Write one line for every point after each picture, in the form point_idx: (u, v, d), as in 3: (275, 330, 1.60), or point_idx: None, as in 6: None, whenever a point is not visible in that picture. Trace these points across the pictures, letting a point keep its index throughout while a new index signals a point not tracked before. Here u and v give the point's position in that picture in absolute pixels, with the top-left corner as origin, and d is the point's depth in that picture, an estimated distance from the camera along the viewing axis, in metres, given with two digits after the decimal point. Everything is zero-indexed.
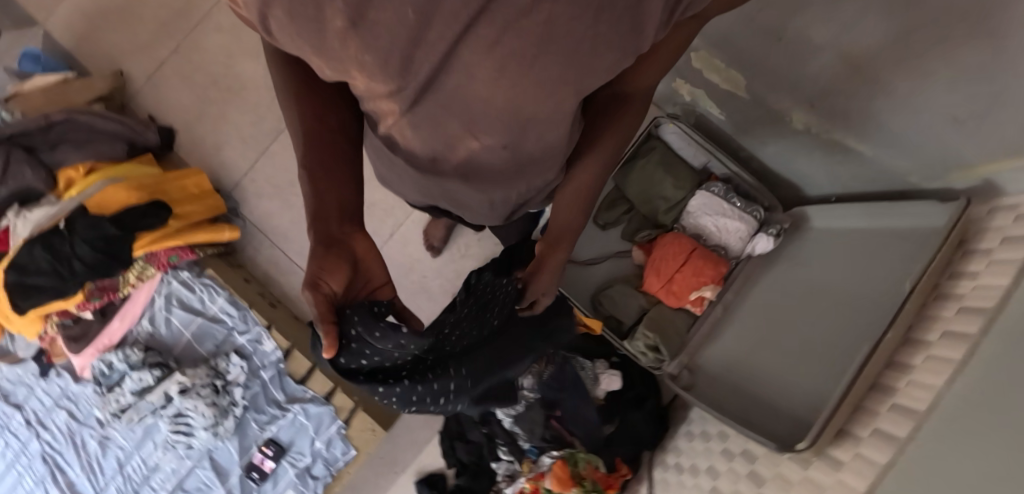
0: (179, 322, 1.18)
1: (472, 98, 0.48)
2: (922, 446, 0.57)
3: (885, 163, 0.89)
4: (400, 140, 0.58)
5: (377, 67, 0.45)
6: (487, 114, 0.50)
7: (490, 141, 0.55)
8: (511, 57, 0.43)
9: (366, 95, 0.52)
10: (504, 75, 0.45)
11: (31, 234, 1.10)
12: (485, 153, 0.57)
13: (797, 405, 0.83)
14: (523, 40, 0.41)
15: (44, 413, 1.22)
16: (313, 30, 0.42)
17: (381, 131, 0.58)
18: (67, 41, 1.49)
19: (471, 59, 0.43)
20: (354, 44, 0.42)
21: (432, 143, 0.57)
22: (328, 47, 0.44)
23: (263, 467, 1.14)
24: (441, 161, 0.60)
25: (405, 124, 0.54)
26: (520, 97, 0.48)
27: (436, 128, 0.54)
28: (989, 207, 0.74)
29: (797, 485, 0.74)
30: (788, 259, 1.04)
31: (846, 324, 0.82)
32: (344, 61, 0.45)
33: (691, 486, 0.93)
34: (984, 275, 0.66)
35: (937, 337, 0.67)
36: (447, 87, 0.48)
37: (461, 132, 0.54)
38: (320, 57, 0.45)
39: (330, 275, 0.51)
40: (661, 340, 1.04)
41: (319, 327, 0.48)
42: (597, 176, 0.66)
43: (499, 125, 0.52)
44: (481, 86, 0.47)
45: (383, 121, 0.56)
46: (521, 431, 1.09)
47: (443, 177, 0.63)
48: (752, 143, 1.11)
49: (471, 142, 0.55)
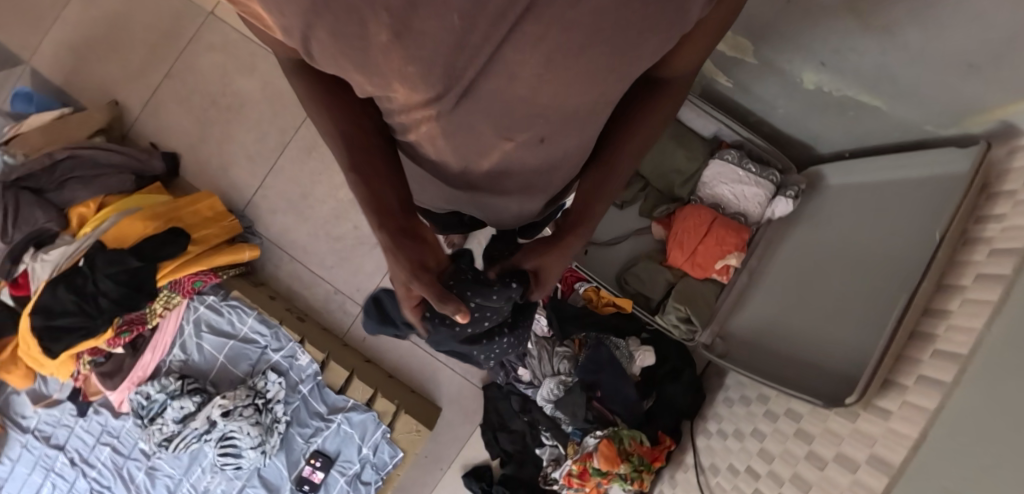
0: (211, 347, 1.19)
1: (512, 99, 0.43)
2: (968, 390, 0.58)
3: (897, 115, 0.90)
4: (430, 149, 0.53)
5: (417, 74, 0.39)
6: (526, 116, 0.45)
7: (527, 137, 0.49)
8: (556, 51, 0.38)
9: (397, 106, 0.47)
10: (550, 71, 0.40)
11: (52, 274, 1.12)
12: (520, 152, 0.51)
13: (839, 364, 0.84)
14: (573, 32, 0.37)
15: (87, 451, 1.22)
16: (348, 47, 0.37)
17: (408, 139, 0.53)
18: (58, 76, 1.47)
19: (513, 58, 0.39)
20: (396, 56, 0.38)
21: (463, 152, 0.52)
22: (370, 61, 0.38)
23: (313, 479, 1.15)
24: (472, 168, 0.55)
25: (438, 132, 0.48)
26: (564, 95, 0.43)
27: (468, 135, 0.49)
28: (1010, 148, 0.75)
29: (848, 438, 0.76)
30: (809, 219, 1.06)
31: (881, 281, 0.84)
32: (385, 75, 0.40)
33: (738, 450, 0.96)
34: (1012, 217, 0.68)
35: (971, 281, 0.68)
36: (484, 91, 0.42)
37: (495, 138, 0.49)
38: (362, 75, 0.40)
39: (429, 256, 0.58)
40: (692, 311, 1.08)
41: (443, 306, 0.57)
42: (628, 162, 0.61)
43: (540, 120, 0.47)
44: (521, 87, 0.42)
45: (413, 130, 0.50)
46: (564, 415, 1.10)
47: (479, 186, 0.60)
48: (761, 108, 1.12)
49: (505, 145, 0.50)
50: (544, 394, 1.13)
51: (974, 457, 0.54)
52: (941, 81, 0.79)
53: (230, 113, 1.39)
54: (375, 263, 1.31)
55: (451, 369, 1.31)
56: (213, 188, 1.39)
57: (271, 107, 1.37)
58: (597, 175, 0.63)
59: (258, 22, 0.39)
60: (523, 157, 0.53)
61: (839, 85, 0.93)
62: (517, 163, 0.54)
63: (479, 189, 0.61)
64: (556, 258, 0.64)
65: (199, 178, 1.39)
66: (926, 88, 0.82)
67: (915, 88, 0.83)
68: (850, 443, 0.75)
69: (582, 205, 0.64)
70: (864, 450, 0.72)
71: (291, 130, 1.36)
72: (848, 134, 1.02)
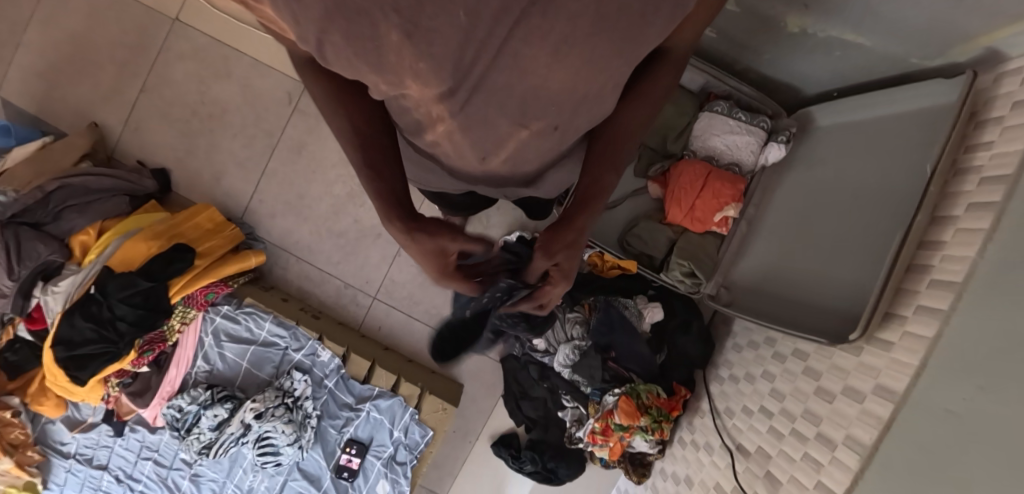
0: (233, 354, 1.23)
1: (525, 91, 0.43)
2: (966, 313, 0.61)
3: (882, 50, 0.90)
4: (449, 146, 0.54)
5: (430, 71, 0.39)
6: (539, 106, 0.45)
7: (542, 126, 0.49)
8: (564, 41, 0.37)
9: (411, 102, 0.47)
10: (559, 60, 0.39)
11: (66, 306, 1.14)
12: (535, 139, 0.51)
13: (841, 299, 0.87)
14: (580, 22, 0.36)
15: (131, 467, 1.26)
16: (362, 49, 0.38)
17: (427, 138, 0.54)
18: (30, 104, 1.42)
19: (524, 51, 0.38)
20: (408, 53, 0.37)
21: (479, 145, 0.52)
22: (382, 61, 0.39)
23: (351, 465, 1.21)
24: (490, 158, 0.55)
25: (454, 128, 0.49)
26: (574, 82, 0.43)
27: (484, 129, 0.48)
28: (996, 74, 0.76)
29: (853, 372, 0.80)
30: (802, 162, 1.08)
31: (878, 213, 0.85)
32: (397, 72, 0.40)
33: (751, 392, 1.02)
34: (1000, 144, 0.69)
35: (963, 210, 0.70)
36: (496, 85, 0.42)
37: (509, 127, 0.48)
38: (378, 75, 0.41)
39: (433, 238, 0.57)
40: (694, 265, 1.12)
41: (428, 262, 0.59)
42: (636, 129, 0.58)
43: (552, 109, 0.46)
44: (532, 77, 0.41)
45: (431, 129, 0.51)
46: (582, 378, 1.17)
47: (497, 173, 0.60)
48: (748, 55, 1.10)
49: (520, 133, 0.50)
50: (560, 360, 1.18)
51: (971, 375, 0.57)
52: (928, 11, 0.79)
53: (213, 122, 1.38)
54: (381, 253, 1.35)
55: (467, 347, 1.36)
56: (209, 200, 1.39)
57: (255, 110, 1.36)
58: (605, 148, 0.59)
59: (274, 27, 0.40)
60: (537, 144, 0.53)
61: (824, 26, 0.92)
62: (532, 150, 0.54)
63: (495, 177, 0.62)
64: (571, 242, 0.58)
65: (194, 191, 1.39)
66: (913, 19, 0.81)
67: (901, 21, 0.83)
68: (855, 375, 0.79)
69: (591, 180, 0.59)
70: (868, 381, 0.76)
71: (279, 132, 1.36)
72: (834, 74, 1.03)
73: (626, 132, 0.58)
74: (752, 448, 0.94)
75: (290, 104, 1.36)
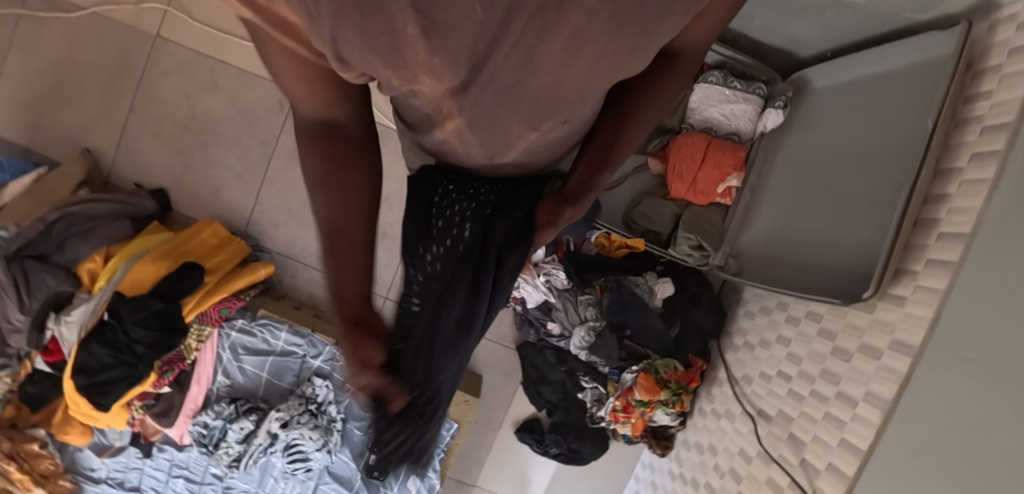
0: (253, 366, 1.24)
1: (536, 85, 0.42)
2: (977, 263, 0.62)
3: (877, 6, 0.90)
4: (458, 144, 0.54)
5: (444, 65, 0.37)
6: (552, 96, 0.44)
7: (554, 116, 0.48)
8: (578, 35, 0.36)
9: (421, 99, 0.46)
10: (573, 54, 0.38)
11: (80, 335, 1.14)
12: (547, 131, 0.50)
13: (853, 263, 0.86)
14: (595, 19, 0.35)
15: (162, 486, 1.28)
16: (374, 50, 0.36)
17: (436, 136, 0.53)
18: (19, 134, 1.39)
19: (538, 46, 0.37)
20: (423, 49, 0.36)
21: (488, 144, 0.51)
22: (398, 57, 0.37)
23: None
24: (499, 157, 0.54)
25: (464, 126, 0.48)
26: (588, 73, 0.41)
27: (497, 125, 0.48)
28: (989, 22, 0.76)
29: (868, 329, 0.80)
30: (801, 124, 1.09)
31: (885, 170, 0.85)
32: (412, 68, 0.38)
33: (766, 357, 1.04)
34: (999, 92, 0.69)
35: (966, 162, 0.70)
36: (508, 81, 0.41)
37: (521, 121, 0.47)
38: (392, 71, 0.39)
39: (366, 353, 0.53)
40: (702, 237, 1.12)
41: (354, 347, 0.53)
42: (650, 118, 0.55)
43: (566, 100, 0.45)
44: (545, 71, 0.40)
45: (441, 128, 0.51)
46: (600, 359, 1.18)
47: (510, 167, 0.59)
48: (738, 23, 1.10)
49: (532, 125, 0.49)
50: (577, 342, 1.21)
51: (987, 325, 0.58)
52: None
53: (206, 135, 1.37)
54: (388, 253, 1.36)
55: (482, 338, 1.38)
56: (210, 215, 1.38)
57: (247, 119, 1.35)
58: (599, 153, 0.58)
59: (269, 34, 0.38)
60: (551, 136, 0.52)
61: None
62: (544, 142, 0.53)
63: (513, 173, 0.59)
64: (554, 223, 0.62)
65: (194, 207, 1.38)
66: None
67: None
68: (871, 333, 0.80)
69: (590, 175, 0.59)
70: (884, 337, 0.76)
71: (273, 140, 1.36)
72: (827, 33, 1.02)
73: (626, 140, 0.57)
74: (773, 412, 0.96)
75: (282, 110, 1.35)
